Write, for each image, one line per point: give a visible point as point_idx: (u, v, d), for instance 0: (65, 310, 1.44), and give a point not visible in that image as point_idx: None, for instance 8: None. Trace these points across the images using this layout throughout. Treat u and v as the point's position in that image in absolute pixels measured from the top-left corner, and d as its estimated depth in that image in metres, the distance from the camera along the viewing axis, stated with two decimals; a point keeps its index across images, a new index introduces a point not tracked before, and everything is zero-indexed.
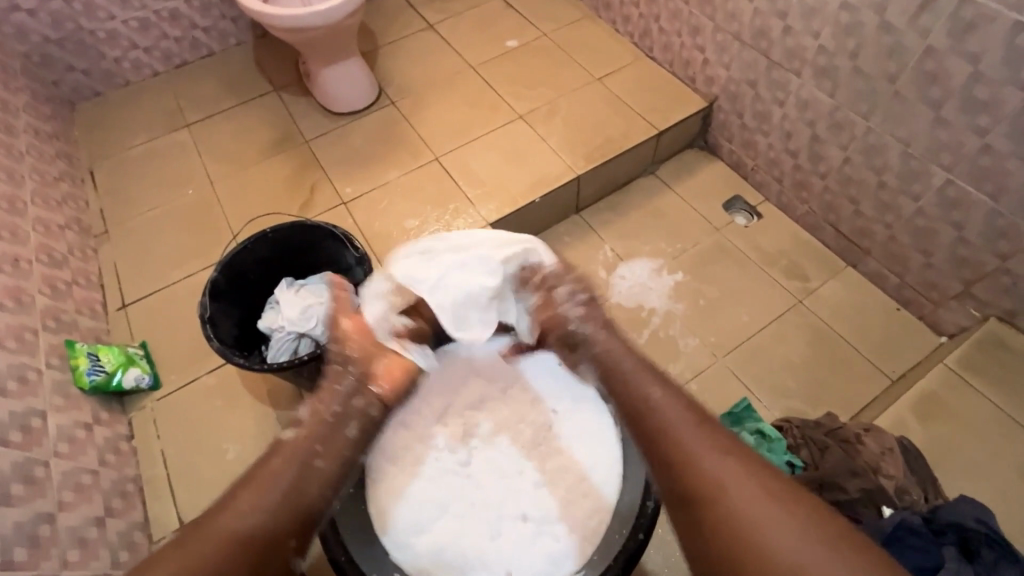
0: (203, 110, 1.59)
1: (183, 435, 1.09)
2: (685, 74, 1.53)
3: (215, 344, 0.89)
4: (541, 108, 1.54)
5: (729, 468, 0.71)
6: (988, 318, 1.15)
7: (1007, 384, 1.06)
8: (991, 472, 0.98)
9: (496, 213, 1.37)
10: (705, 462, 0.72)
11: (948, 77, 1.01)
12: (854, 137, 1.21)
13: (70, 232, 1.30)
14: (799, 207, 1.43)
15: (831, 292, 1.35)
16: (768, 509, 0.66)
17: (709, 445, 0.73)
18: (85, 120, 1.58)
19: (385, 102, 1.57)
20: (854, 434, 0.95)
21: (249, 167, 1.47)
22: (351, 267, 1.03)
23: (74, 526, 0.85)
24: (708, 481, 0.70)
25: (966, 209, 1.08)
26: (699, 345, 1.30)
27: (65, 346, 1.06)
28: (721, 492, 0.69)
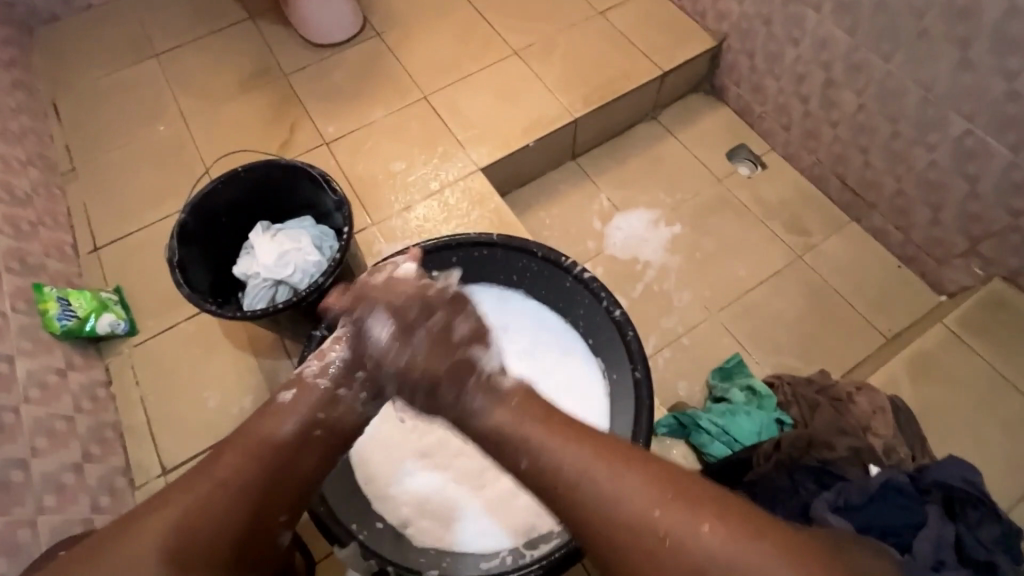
0: (172, 38, 1.46)
1: (162, 383, 1.06)
2: (695, 9, 1.42)
3: (185, 290, 0.84)
4: (538, 43, 1.43)
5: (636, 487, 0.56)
6: (992, 277, 1.11)
7: (1005, 344, 1.03)
8: (979, 431, 0.97)
9: (487, 158, 1.29)
10: (598, 480, 0.57)
11: (981, 13, 0.92)
12: (871, 81, 1.13)
13: (33, 169, 1.22)
14: (806, 157, 1.36)
15: (833, 247, 1.31)
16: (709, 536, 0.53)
17: (574, 446, 0.60)
18: (45, 46, 1.46)
19: (370, 33, 1.45)
20: (845, 393, 0.93)
21: (223, 102, 1.37)
22: (331, 211, 0.96)
23: (48, 472, 0.84)
24: (612, 508, 0.56)
25: (982, 161, 1.02)
26: (694, 299, 1.27)
27: (32, 289, 1.01)
28: (640, 522, 0.55)
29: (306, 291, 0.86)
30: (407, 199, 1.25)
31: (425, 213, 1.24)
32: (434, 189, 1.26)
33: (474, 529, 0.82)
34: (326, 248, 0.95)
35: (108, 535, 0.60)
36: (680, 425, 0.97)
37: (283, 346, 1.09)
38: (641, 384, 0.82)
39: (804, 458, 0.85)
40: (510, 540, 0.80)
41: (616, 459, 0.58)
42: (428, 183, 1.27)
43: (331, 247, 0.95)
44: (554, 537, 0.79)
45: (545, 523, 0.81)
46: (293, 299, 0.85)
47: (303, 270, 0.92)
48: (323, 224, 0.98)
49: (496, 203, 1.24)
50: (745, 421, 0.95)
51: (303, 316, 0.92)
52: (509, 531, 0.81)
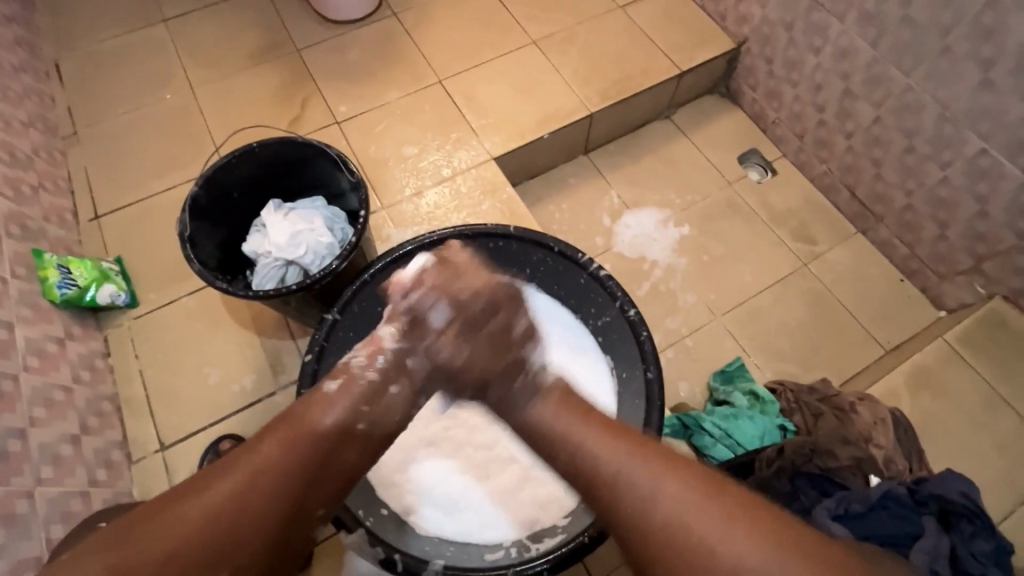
0: (182, 4, 1.42)
1: (162, 357, 1.05)
2: (716, 10, 1.41)
3: (195, 266, 0.82)
4: (557, 34, 1.41)
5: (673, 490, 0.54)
6: (993, 296, 1.13)
7: (1002, 362, 1.05)
8: (973, 445, 0.99)
9: (501, 147, 1.28)
10: (630, 478, 0.57)
11: (1006, 34, 0.92)
12: (890, 94, 1.13)
13: (34, 131, 1.19)
14: (817, 166, 1.36)
15: (838, 257, 1.32)
16: (741, 542, 0.50)
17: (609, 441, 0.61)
18: (48, 4, 1.41)
19: (386, 12, 1.42)
20: (848, 403, 0.93)
21: (233, 73, 1.34)
22: (345, 193, 0.95)
23: (46, 443, 0.83)
24: (647, 504, 0.55)
25: (994, 182, 1.04)
26: (698, 302, 1.28)
27: (32, 255, 0.99)
28: (675, 521, 0.53)
29: (319, 273, 0.85)
30: (418, 185, 1.24)
31: (436, 200, 1.23)
32: (445, 176, 1.25)
33: (478, 520, 0.82)
34: (339, 230, 0.94)
35: (145, 512, 0.56)
36: (682, 425, 0.99)
37: (288, 327, 1.08)
38: (651, 384, 0.82)
39: (806, 465, 0.86)
40: (515, 532, 0.81)
41: (649, 458, 0.58)
42: (440, 170, 1.25)
43: (344, 230, 0.94)
44: (559, 531, 0.79)
45: (550, 517, 0.81)
46: (305, 281, 0.84)
47: (315, 251, 0.91)
48: (336, 206, 0.97)
49: (507, 194, 1.23)
50: (747, 424, 0.96)
51: (314, 298, 0.91)
52: (514, 522, 0.81)
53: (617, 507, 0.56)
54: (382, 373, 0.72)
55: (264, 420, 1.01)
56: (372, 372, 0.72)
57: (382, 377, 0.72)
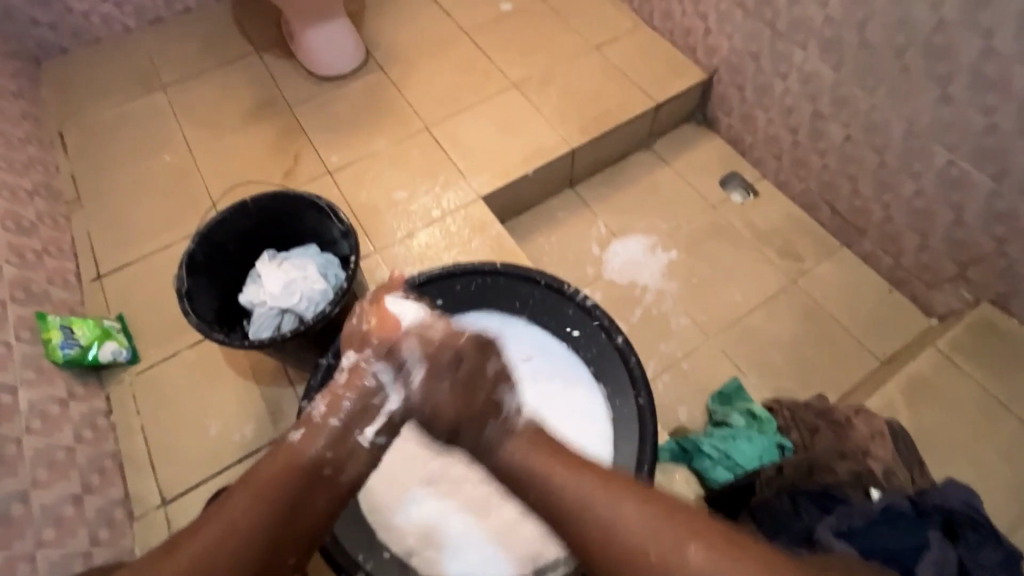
0: (179, 70, 1.50)
1: (164, 411, 1.06)
2: (686, 44, 1.48)
3: (193, 319, 0.85)
4: (536, 76, 1.48)
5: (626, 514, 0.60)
6: (980, 301, 1.15)
7: (995, 366, 1.06)
8: (974, 454, 0.99)
9: (488, 186, 1.33)
10: (597, 511, 0.61)
11: (958, 53, 0.97)
12: (856, 113, 1.18)
13: (39, 199, 1.24)
14: (796, 184, 1.40)
15: (825, 273, 1.34)
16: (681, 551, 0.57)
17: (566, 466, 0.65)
18: (53, 79, 1.49)
19: (372, 66, 1.50)
20: (844, 417, 0.94)
21: (228, 133, 1.40)
22: (336, 239, 0.98)
23: (48, 505, 0.83)
24: (602, 531, 0.60)
25: (966, 190, 1.06)
26: (690, 324, 1.29)
27: (35, 318, 1.02)
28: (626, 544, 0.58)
29: (313, 320, 0.87)
30: (409, 226, 1.27)
31: (427, 240, 1.26)
32: (435, 217, 1.29)
33: (480, 559, 0.82)
34: (332, 276, 0.96)
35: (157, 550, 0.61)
36: (682, 449, 0.99)
37: (285, 373, 1.09)
38: (643, 411, 0.84)
39: (807, 483, 0.85)
40: (517, 568, 0.80)
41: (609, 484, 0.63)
42: (429, 211, 1.29)
43: (337, 275, 0.97)
44: (562, 564, 0.79)
45: (552, 551, 0.81)
46: (299, 328, 0.86)
47: (309, 298, 0.93)
48: (329, 253, 1.00)
49: (496, 231, 1.27)
50: (746, 444, 0.95)
51: (309, 344, 0.92)
52: (516, 559, 0.81)
53: (579, 535, 0.61)
54: (345, 422, 0.71)
55: None
56: (336, 420, 0.71)
57: (345, 423, 0.71)
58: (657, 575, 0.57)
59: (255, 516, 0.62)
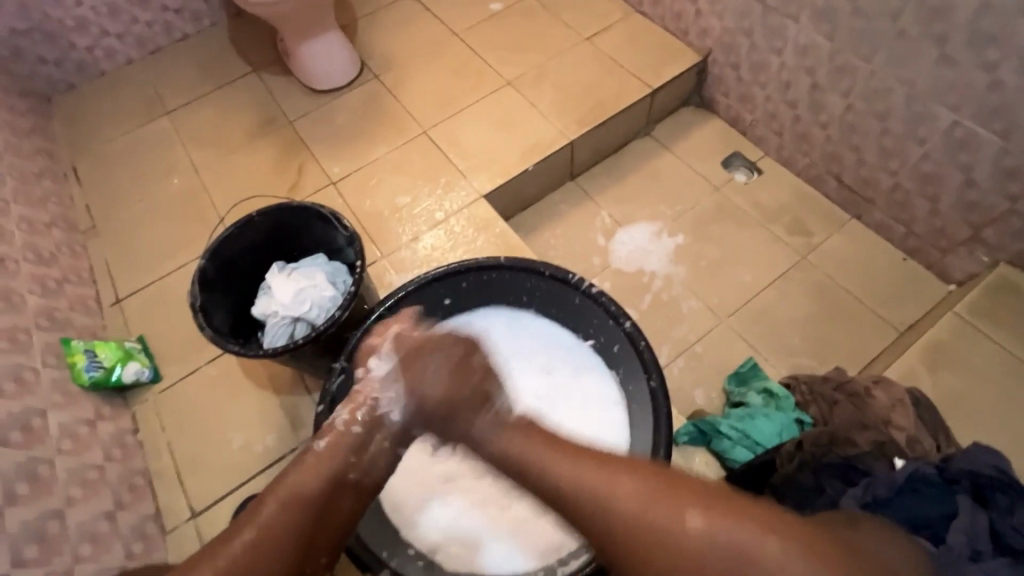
0: (182, 95, 1.54)
1: (187, 426, 1.09)
2: (678, 28, 1.47)
3: (208, 332, 0.86)
4: (530, 73, 1.48)
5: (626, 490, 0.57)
6: (998, 262, 1.12)
7: (1017, 328, 1.04)
8: (1003, 418, 0.97)
9: (488, 184, 1.33)
10: (595, 490, 0.58)
11: (954, 12, 0.95)
12: (856, 82, 1.16)
13: (57, 230, 1.28)
14: (800, 159, 1.38)
15: (835, 246, 1.32)
16: (684, 521, 0.53)
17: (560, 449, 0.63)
18: (63, 113, 1.54)
19: (367, 76, 1.52)
20: (863, 387, 0.91)
21: (233, 152, 1.43)
22: (342, 247, 0.99)
23: (83, 522, 0.86)
24: (593, 506, 0.58)
25: (974, 150, 1.04)
26: (701, 307, 1.28)
27: (60, 343, 1.05)
28: (633, 520, 0.55)
29: (325, 325, 0.89)
30: (414, 230, 1.29)
31: (432, 242, 1.27)
32: (439, 219, 1.30)
33: (505, 549, 0.82)
34: (340, 283, 0.98)
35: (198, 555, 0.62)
36: (700, 431, 0.96)
37: (303, 381, 1.11)
38: (656, 394, 0.83)
39: (827, 456, 0.82)
40: (540, 558, 0.81)
41: (605, 461, 0.61)
42: (433, 214, 1.30)
43: (346, 281, 0.98)
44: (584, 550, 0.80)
45: (574, 537, 0.81)
46: (311, 334, 0.88)
47: (319, 305, 0.94)
48: (336, 261, 1.01)
49: (500, 228, 1.28)
50: (764, 423, 0.94)
51: (324, 351, 0.94)
52: (540, 548, 0.81)
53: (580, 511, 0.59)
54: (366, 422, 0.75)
55: None
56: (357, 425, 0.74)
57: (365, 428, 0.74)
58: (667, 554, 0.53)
59: (294, 528, 0.65)
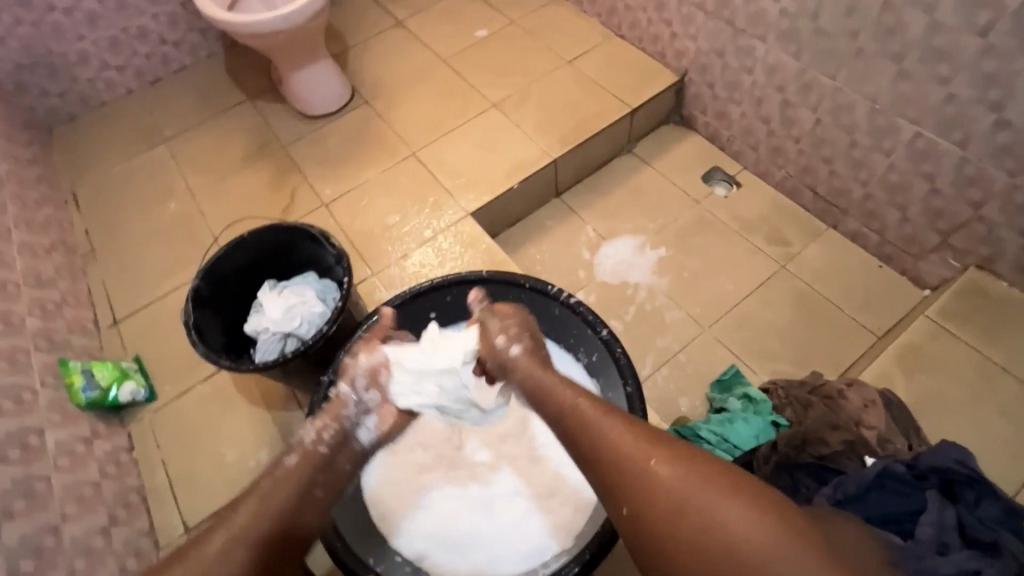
0: (180, 123, 1.60)
1: (181, 444, 1.11)
2: (655, 50, 1.54)
3: (201, 348, 0.89)
4: (514, 95, 1.54)
5: (672, 472, 0.62)
6: (967, 266, 1.16)
7: (987, 329, 1.07)
8: (976, 417, 0.99)
9: (475, 202, 1.38)
10: (644, 468, 0.63)
11: (907, 30, 1.01)
12: (823, 98, 1.21)
13: (57, 254, 1.32)
14: (776, 172, 1.43)
15: (813, 255, 1.36)
16: (730, 514, 0.58)
17: (612, 421, 0.68)
18: (64, 143, 1.60)
19: (358, 101, 1.58)
20: (837, 390, 0.94)
21: (228, 177, 1.48)
22: (331, 265, 1.03)
23: (78, 536, 0.87)
24: (638, 478, 0.63)
25: (936, 159, 1.09)
26: (684, 316, 1.32)
27: (58, 364, 1.08)
28: (675, 501, 0.60)
29: (312, 339, 0.91)
30: (403, 248, 1.33)
31: (421, 259, 1.31)
32: (427, 236, 1.34)
33: (489, 554, 0.84)
34: (329, 299, 1.01)
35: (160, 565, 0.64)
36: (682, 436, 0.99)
37: (295, 396, 1.13)
38: (632, 397, 0.83)
39: (801, 456, 0.84)
40: (524, 563, 0.83)
41: (649, 442, 0.65)
42: (422, 232, 1.35)
43: (334, 298, 1.01)
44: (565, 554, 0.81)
45: (557, 541, 0.84)
46: (300, 348, 0.91)
47: (309, 320, 0.98)
48: (326, 278, 1.05)
49: (487, 244, 1.32)
50: (743, 425, 0.96)
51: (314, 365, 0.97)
52: (524, 552, 0.84)
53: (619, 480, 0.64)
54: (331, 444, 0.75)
55: None
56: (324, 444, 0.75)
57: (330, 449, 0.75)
58: (708, 542, 0.57)
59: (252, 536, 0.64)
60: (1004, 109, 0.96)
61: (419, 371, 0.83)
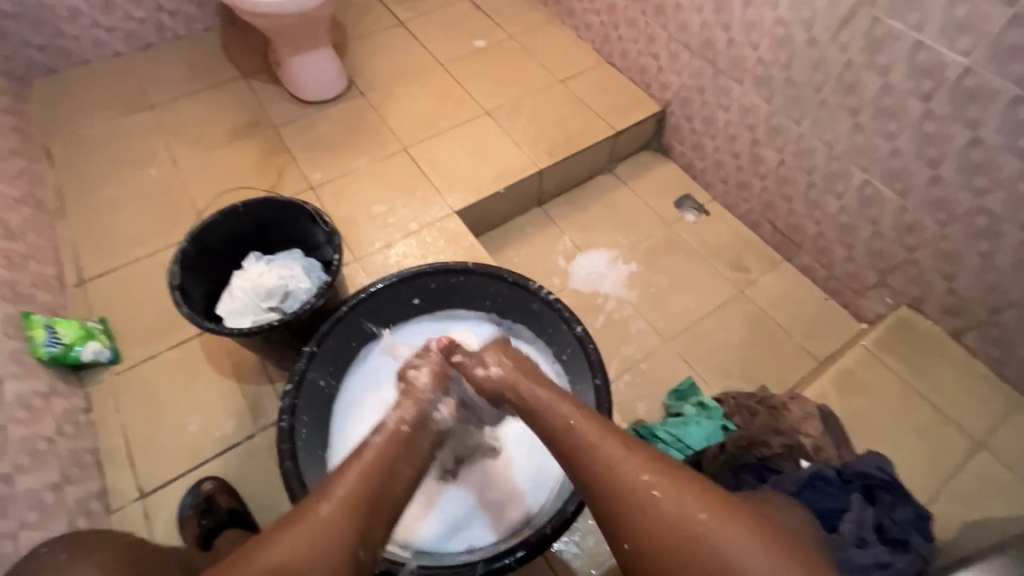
0: (169, 91, 1.58)
1: (143, 409, 1.09)
2: (642, 80, 1.64)
3: (183, 310, 0.89)
4: (507, 105, 1.61)
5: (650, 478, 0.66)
6: (900, 305, 1.29)
7: (914, 363, 1.19)
8: (897, 437, 1.11)
9: (461, 201, 1.43)
10: (616, 472, 0.67)
11: (864, 88, 1.14)
12: (788, 141, 1.34)
13: (25, 207, 1.28)
14: (742, 205, 1.55)
15: (768, 283, 1.48)
16: (704, 519, 0.62)
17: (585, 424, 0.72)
18: (41, 97, 1.55)
19: (355, 92, 1.61)
20: (781, 402, 1.03)
21: (214, 150, 1.48)
22: (320, 244, 1.05)
23: (30, 490, 0.86)
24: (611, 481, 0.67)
25: (881, 206, 1.22)
26: (648, 329, 1.40)
27: (21, 317, 1.05)
28: (652, 508, 0.64)
29: (299, 311, 0.93)
30: (387, 238, 1.36)
31: (404, 250, 1.35)
32: (412, 229, 1.38)
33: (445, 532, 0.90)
34: (315, 277, 1.03)
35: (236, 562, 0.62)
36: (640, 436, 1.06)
37: (267, 370, 1.14)
38: (599, 391, 0.89)
39: (746, 456, 0.95)
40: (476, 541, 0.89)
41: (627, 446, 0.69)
42: (407, 224, 1.38)
43: (320, 276, 1.03)
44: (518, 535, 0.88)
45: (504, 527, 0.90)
46: (284, 319, 0.92)
47: (295, 295, 0.99)
48: (312, 257, 1.06)
49: (470, 242, 1.37)
50: (694, 428, 1.05)
51: (297, 337, 0.98)
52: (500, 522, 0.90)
53: (601, 487, 0.68)
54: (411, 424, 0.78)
55: (244, 462, 1.05)
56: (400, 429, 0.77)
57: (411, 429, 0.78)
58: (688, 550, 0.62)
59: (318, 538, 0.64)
60: (939, 167, 1.09)
61: (250, 292, 0.98)
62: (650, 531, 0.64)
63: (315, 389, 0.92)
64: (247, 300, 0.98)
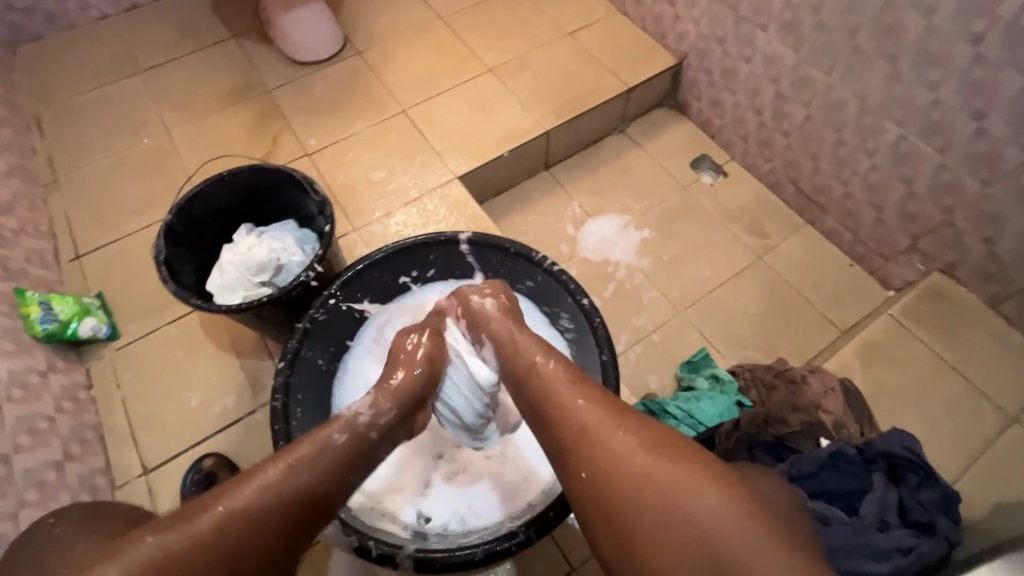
0: (158, 55, 1.51)
1: (143, 385, 1.08)
2: (656, 30, 1.52)
3: (170, 286, 0.86)
4: (512, 62, 1.51)
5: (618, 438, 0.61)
6: (932, 271, 1.20)
7: (946, 333, 1.12)
8: (924, 410, 1.05)
9: (464, 166, 1.36)
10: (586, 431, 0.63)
11: (904, 32, 1.02)
12: (816, 93, 1.23)
13: (16, 180, 1.25)
14: (763, 165, 1.45)
15: (789, 248, 1.39)
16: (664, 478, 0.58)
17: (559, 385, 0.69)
18: (28, 63, 1.49)
19: (351, 51, 1.52)
20: (800, 375, 0.98)
21: (206, 116, 1.41)
22: (313, 214, 1.00)
23: (30, 469, 0.85)
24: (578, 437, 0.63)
25: (916, 163, 1.12)
26: (661, 298, 1.34)
27: (14, 293, 1.03)
28: (614, 462, 0.60)
29: (290, 286, 0.89)
30: (386, 206, 1.30)
31: (404, 219, 1.29)
32: (413, 196, 1.32)
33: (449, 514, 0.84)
34: (309, 249, 0.98)
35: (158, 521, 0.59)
36: (649, 412, 1.02)
37: (266, 345, 1.11)
38: (606, 366, 0.84)
39: (761, 435, 0.90)
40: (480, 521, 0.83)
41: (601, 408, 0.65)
42: (408, 191, 1.32)
43: (314, 248, 0.98)
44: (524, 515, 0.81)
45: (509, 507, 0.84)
46: (275, 294, 0.88)
47: (287, 269, 0.95)
48: (306, 228, 1.01)
49: (473, 209, 1.30)
50: (707, 404, 1.00)
51: (291, 311, 0.95)
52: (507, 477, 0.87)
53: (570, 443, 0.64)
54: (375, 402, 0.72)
55: (245, 438, 1.04)
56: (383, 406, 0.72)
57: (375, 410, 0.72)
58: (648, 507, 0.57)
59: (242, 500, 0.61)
60: (985, 119, 0.99)
61: (240, 266, 0.93)
62: (585, 460, 0.62)
63: (311, 367, 0.89)
64: (237, 274, 0.94)
